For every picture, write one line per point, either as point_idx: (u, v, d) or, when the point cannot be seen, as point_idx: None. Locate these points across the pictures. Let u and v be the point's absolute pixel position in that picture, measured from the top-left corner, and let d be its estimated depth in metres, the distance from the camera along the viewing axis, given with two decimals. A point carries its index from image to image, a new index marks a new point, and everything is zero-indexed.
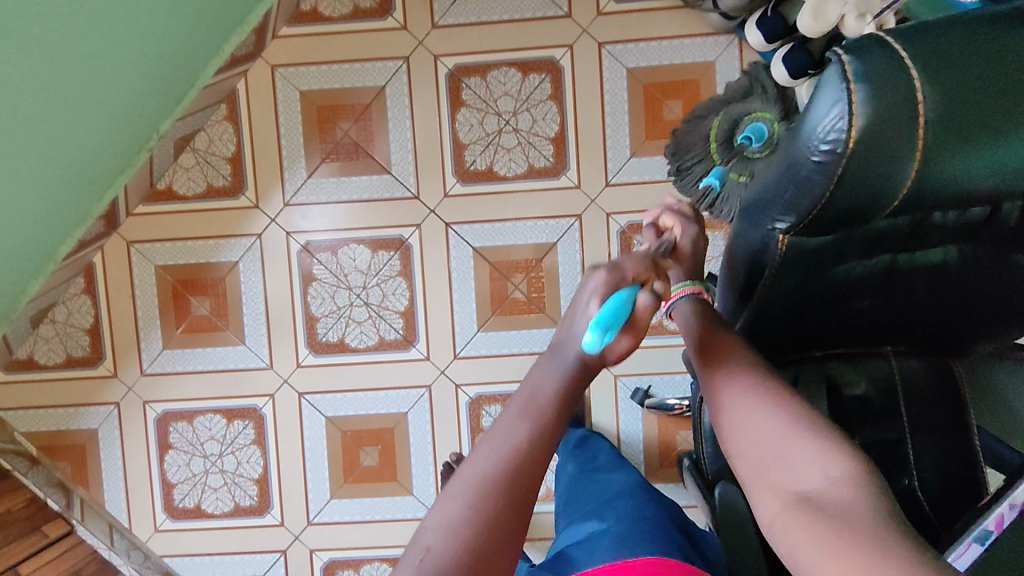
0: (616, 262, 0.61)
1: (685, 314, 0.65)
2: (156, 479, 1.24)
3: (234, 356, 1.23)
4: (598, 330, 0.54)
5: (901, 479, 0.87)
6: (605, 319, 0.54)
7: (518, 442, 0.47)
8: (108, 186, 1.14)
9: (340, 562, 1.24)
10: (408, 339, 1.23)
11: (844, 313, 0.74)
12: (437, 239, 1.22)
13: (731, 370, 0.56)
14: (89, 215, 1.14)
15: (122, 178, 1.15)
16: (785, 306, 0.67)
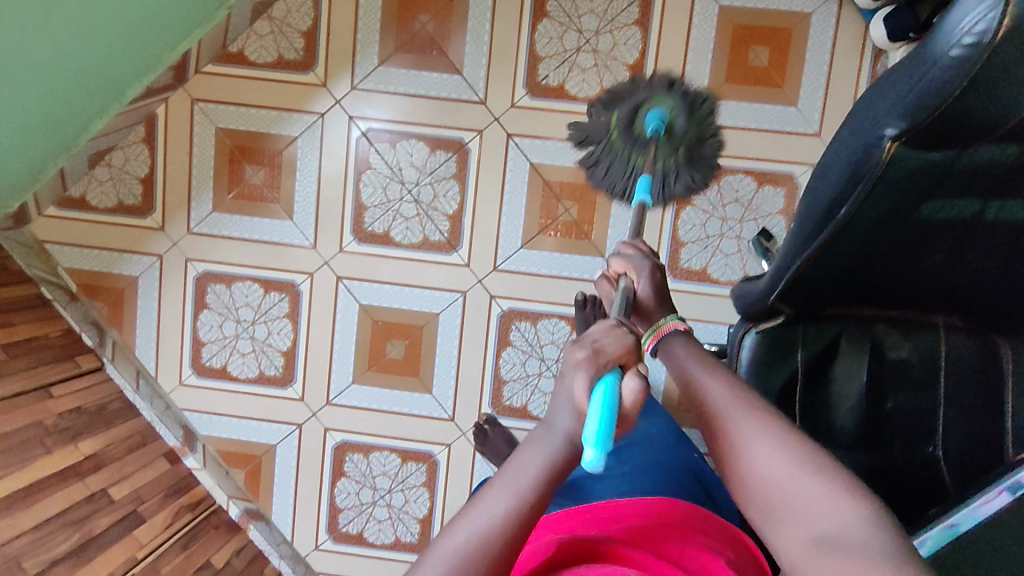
0: (596, 339, 0.52)
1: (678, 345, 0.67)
2: (187, 335, 1.28)
3: (279, 230, 1.25)
4: (598, 447, 0.47)
5: (925, 447, 0.87)
6: (602, 431, 0.47)
7: (507, 510, 0.51)
8: (182, 38, 1.14)
9: (352, 445, 1.28)
10: (451, 244, 1.23)
11: (910, 268, 0.73)
12: (497, 148, 1.21)
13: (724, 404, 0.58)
14: (159, 64, 1.14)
15: (197, 33, 1.15)
16: (860, 240, 0.67)
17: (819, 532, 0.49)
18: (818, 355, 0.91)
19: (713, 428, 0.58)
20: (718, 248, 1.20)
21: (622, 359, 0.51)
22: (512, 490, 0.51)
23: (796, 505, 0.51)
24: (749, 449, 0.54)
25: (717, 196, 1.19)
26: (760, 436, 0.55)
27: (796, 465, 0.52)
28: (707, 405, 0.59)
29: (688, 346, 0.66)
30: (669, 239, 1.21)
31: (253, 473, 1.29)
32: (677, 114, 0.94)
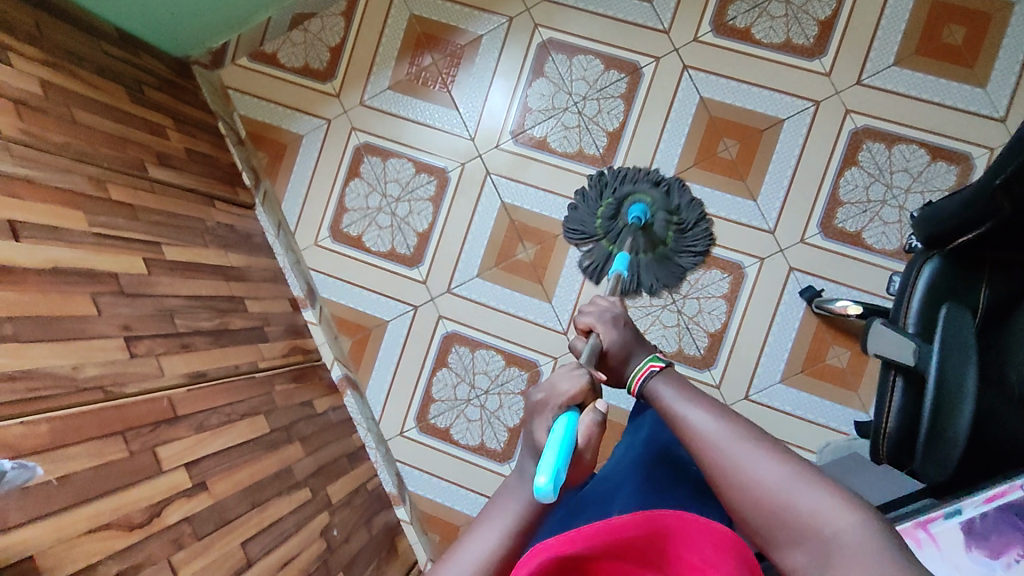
0: (553, 383, 0.64)
1: (658, 382, 0.68)
2: (334, 198, 1.34)
3: (444, 118, 1.31)
4: (551, 478, 0.55)
5: None
6: (557, 464, 0.56)
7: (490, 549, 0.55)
8: None
9: (460, 338, 1.29)
10: (604, 160, 1.24)
11: None
12: (671, 76, 1.23)
13: (707, 427, 0.57)
14: None
15: None
16: None
17: (826, 544, 0.46)
18: (1003, 299, 0.84)
19: (700, 459, 0.56)
20: (878, 214, 1.16)
21: (577, 398, 0.64)
22: (496, 531, 0.56)
23: (797, 524, 0.48)
24: (741, 468, 0.53)
25: (886, 161, 1.17)
26: (751, 453, 0.53)
27: (791, 475, 0.51)
28: (692, 435, 0.58)
29: (673, 380, 0.67)
30: (827, 197, 1.18)
31: (359, 343, 1.31)
32: (656, 209, 1.13)
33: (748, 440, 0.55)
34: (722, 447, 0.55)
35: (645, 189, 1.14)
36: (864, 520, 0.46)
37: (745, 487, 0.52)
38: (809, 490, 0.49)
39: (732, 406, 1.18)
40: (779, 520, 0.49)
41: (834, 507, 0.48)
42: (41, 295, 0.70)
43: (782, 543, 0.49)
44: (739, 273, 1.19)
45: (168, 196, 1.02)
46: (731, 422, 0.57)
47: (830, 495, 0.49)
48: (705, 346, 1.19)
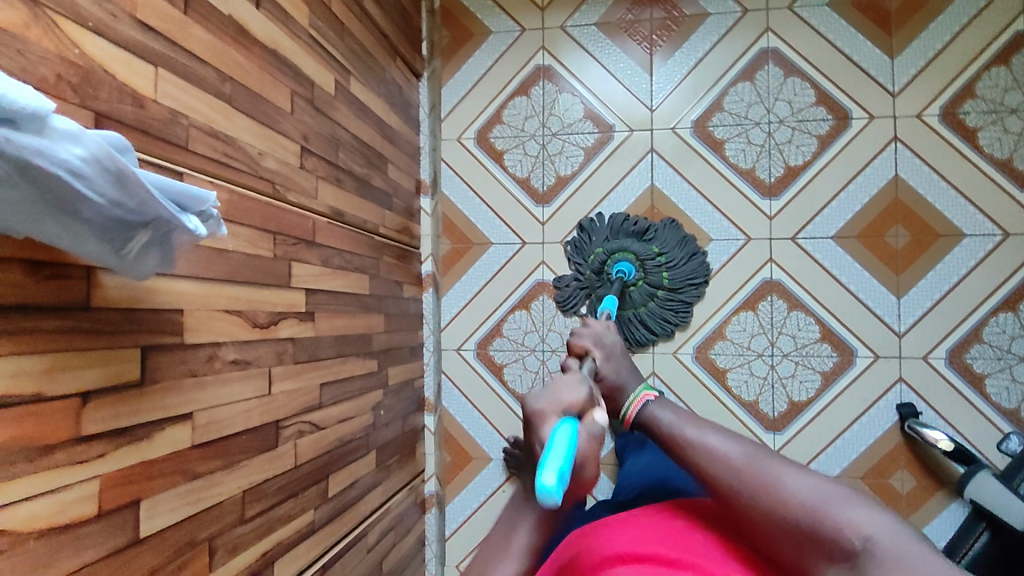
0: (554, 394, 0.69)
1: (655, 407, 0.80)
2: (495, 106, 1.30)
3: (634, 78, 1.26)
4: (557, 473, 0.57)
5: None
6: (563, 461, 0.58)
7: None
8: None
9: (551, 291, 1.26)
10: (770, 190, 1.19)
11: None
12: (876, 141, 1.17)
13: (733, 459, 0.65)
14: None
15: None
16: None
17: (857, 542, 0.54)
18: None
19: (738, 486, 0.63)
20: (1010, 366, 1.11)
21: (578, 408, 0.68)
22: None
23: (830, 536, 0.56)
24: (775, 486, 0.60)
25: None
26: (781, 473, 0.61)
27: (821, 487, 0.59)
28: (726, 468, 0.65)
29: (672, 410, 0.78)
30: (969, 327, 1.13)
31: (456, 253, 1.30)
32: (643, 265, 1.19)
33: (776, 465, 0.63)
34: (756, 471, 0.63)
35: (631, 245, 1.20)
36: (886, 518, 0.55)
37: (783, 509, 0.59)
38: (840, 500, 0.57)
39: None
40: (815, 537, 0.57)
41: (861, 511, 0.56)
42: (257, 68, 0.68)
43: (818, 547, 0.57)
44: (848, 358, 1.15)
45: (367, 30, 0.99)
46: (753, 452, 0.65)
47: (858, 503, 0.57)
48: (781, 411, 1.16)
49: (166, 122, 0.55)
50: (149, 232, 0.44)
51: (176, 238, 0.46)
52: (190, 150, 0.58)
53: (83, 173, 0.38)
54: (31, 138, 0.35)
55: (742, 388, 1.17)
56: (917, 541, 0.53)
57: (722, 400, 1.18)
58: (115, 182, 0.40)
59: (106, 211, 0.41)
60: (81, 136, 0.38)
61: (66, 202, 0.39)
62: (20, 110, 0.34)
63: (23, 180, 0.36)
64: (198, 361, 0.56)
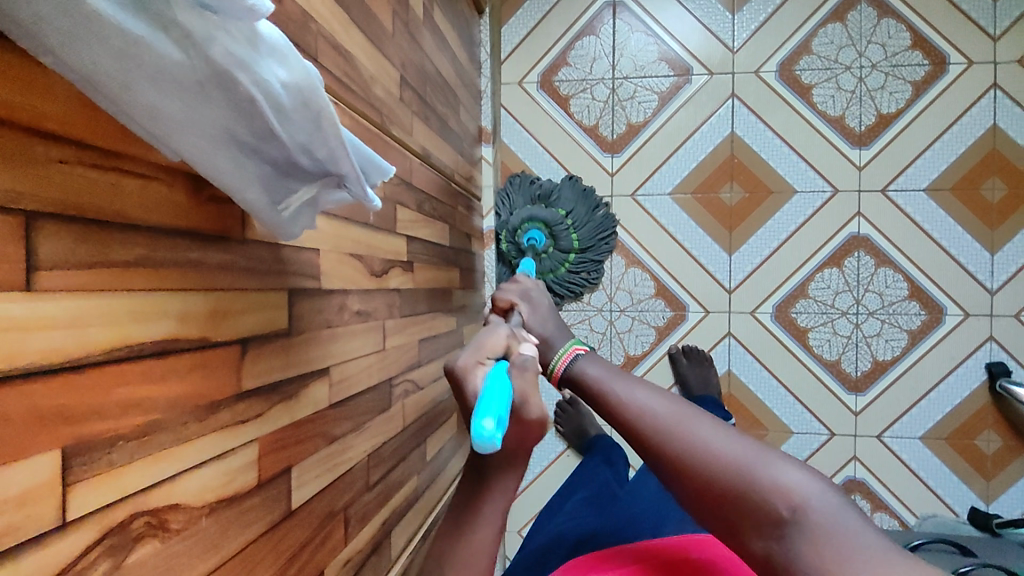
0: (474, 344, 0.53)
1: (586, 360, 0.65)
2: (561, 46, 1.21)
3: (714, 17, 1.17)
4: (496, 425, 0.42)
5: None
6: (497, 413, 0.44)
7: None
8: None
9: (620, 246, 1.19)
10: (860, 140, 1.12)
11: None
12: (975, 87, 1.10)
13: (657, 421, 0.54)
14: None
15: None
16: None
17: (779, 510, 0.45)
18: None
19: (661, 449, 0.52)
20: None
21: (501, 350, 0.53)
22: (492, 526, 0.53)
23: (758, 510, 0.46)
24: (705, 449, 0.50)
25: None
26: (707, 431, 0.51)
27: (749, 447, 0.49)
28: (652, 432, 0.53)
29: (601, 362, 0.64)
30: None
31: None
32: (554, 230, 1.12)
33: (702, 425, 0.52)
34: (683, 432, 0.52)
35: (543, 212, 1.13)
36: (809, 477, 0.46)
37: (707, 474, 0.49)
38: (769, 464, 0.47)
39: (860, 438, 1.11)
40: (741, 510, 0.47)
41: (796, 477, 0.46)
42: None
43: (740, 516, 0.47)
44: (937, 317, 1.09)
45: None
46: (681, 409, 0.54)
47: (784, 464, 0.48)
48: (864, 371, 1.11)
49: (299, 26, 0.47)
50: (313, 189, 0.38)
51: (336, 199, 0.40)
52: (317, 63, 0.50)
53: (280, 102, 0.31)
54: (240, 48, 0.28)
55: (823, 348, 1.12)
56: (843, 506, 0.45)
57: (801, 360, 1.13)
58: (311, 123, 0.33)
59: (289, 153, 0.34)
60: (289, 56, 0.30)
61: (253, 131, 0.32)
62: (236, 7, 0.26)
63: (220, 94, 0.29)
64: (332, 309, 0.49)
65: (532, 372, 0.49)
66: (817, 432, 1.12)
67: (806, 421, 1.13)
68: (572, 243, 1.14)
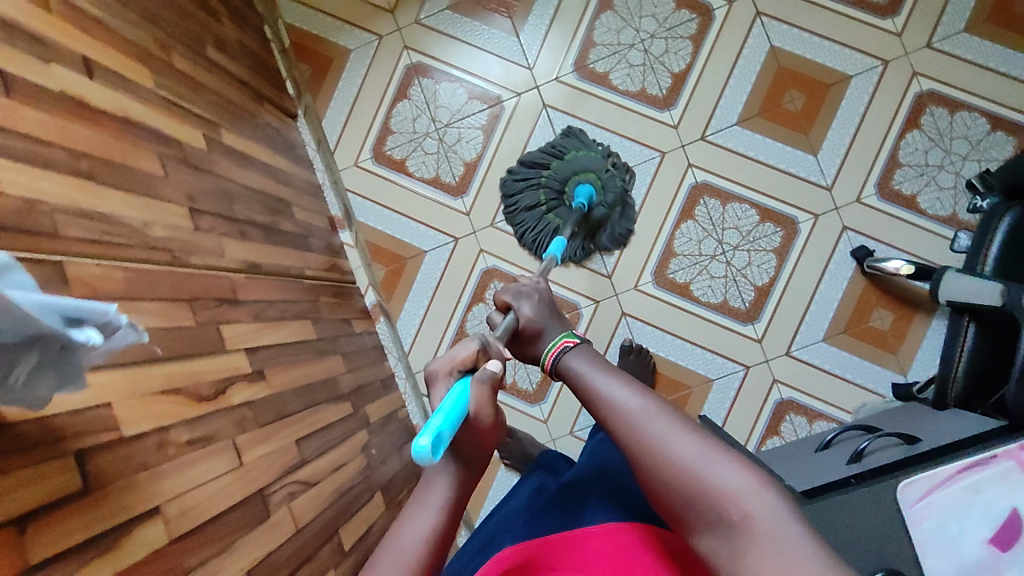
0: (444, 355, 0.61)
1: (570, 358, 0.63)
2: (379, 118, 1.27)
3: (504, 44, 1.26)
4: (434, 437, 0.50)
5: None
6: (442, 426, 0.51)
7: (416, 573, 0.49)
8: None
9: (500, 274, 1.24)
10: (666, 102, 1.21)
11: None
12: (743, 21, 1.20)
13: (626, 416, 0.53)
14: None
15: None
16: None
17: (728, 518, 0.45)
18: None
19: (625, 441, 0.52)
20: (934, 179, 1.16)
21: (470, 362, 0.61)
22: (426, 510, 0.52)
23: (708, 509, 0.46)
24: (663, 447, 0.49)
25: (946, 128, 1.17)
26: (668, 429, 0.50)
27: (704, 448, 0.48)
28: (619, 427, 0.53)
29: (586, 355, 0.62)
30: (886, 157, 1.17)
31: (394, 274, 1.26)
32: (604, 184, 1.13)
33: (665, 424, 0.51)
34: (645, 428, 0.51)
35: (593, 166, 1.14)
36: (766, 490, 0.46)
37: (664, 467, 0.49)
38: (724, 466, 0.47)
39: (772, 360, 1.17)
40: (691, 506, 0.47)
41: (747, 485, 0.45)
42: (114, 140, 0.63)
43: (693, 515, 0.47)
44: (792, 228, 1.17)
45: (223, 80, 0.94)
46: (647, 408, 0.53)
47: (741, 472, 0.47)
48: (751, 300, 1.18)
49: (21, 212, 0.49)
50: (35, 356, 0.39)
51: (77, 356, 0.41)
52: (64, 236, 0.53)
53: None
54: None
55: (708, 293, 1.18)
56: (788, 511, 0.45)
57: (694, 312, 1.19)
58: None
59: None
60: None
61: None
62: None
63: None
64: (148, 450, 0.51)
65: (489, 383, 0.57)
66: (734, 370, 1.18)
67: (720, 364, 1.18)
68: (611, 207, 1.14)
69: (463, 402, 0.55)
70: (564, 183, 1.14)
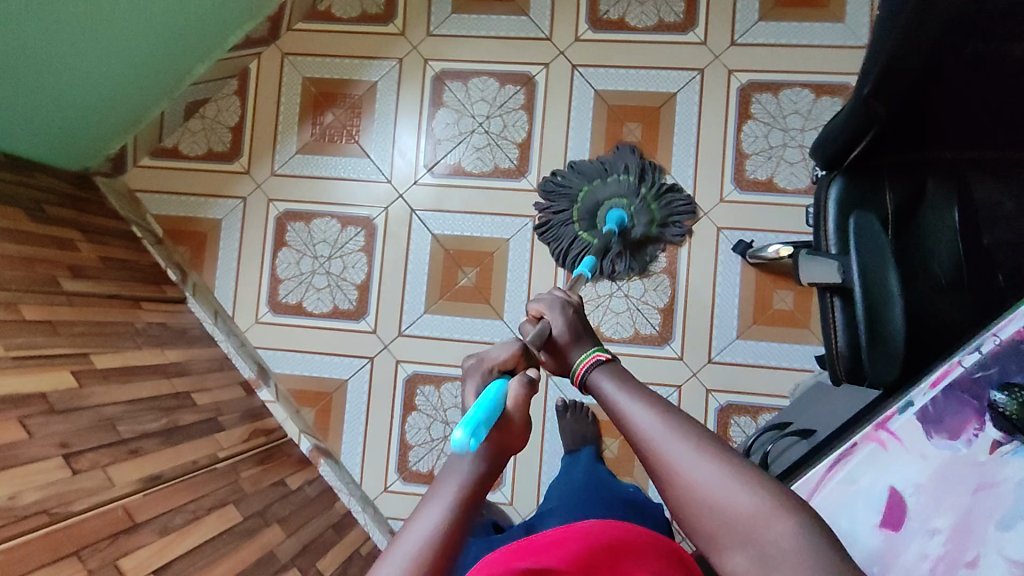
0: (489, 351, 0.62)
1: (597, 370, 0.60)
2: (266, 271, 1.32)
3: (359, 167, 1.32)
4: (468, 430, 0.50)
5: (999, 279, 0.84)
6: (476, 419, 0.51)
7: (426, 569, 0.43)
8: (238, 25, 1.28)
9: (423, 377, 1.26)
10: (520, 170, 1.27)
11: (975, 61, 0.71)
12: (563, 78, 1.28)
13: (650, 437, 0.49)
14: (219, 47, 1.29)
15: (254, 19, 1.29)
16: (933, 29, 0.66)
17: (755, 551, 0.42)
18: (904, 202, 0.87)
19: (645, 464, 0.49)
20: (782, 158, 1.22)
21: (510, 364, 0.61)
22: (440, 506, 0.47)
23: (722, 526, 0.44)
24: (685, 473, 0.46)
25: (777, 109, 1.23)
26: (691, 454, 0.47)
27: (726, 474, 0.45)
28: (641, 448, 0.50)
29: (610, 370, 0.59)
30: (733, 153, 1.23)
31: (322, 412, 1.28)
32: (633, 205, 1.17)
33: (689, 446, 0.48)
34: (666, 450, 0.48)
35: (619, 192, 1.18)
36: (795, 520, 0.42)
37: (687, 493, 0.46)
38: (750, 494, 0.44)
39: (699, 372, 1.21)
40: (709, 529, 0.44)
41: (769, 511, 0.43)
42: None
43: (718, 543, 0.44)
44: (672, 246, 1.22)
45: (87, 307, 0.98)
46: (670, 427, 0.49)
47: (764, 498, 0.44)
48: (660, 322, 1.22)
49: None
50: None
51: None
52: None
53: None
54: None
55: (618, 329, 1.23)
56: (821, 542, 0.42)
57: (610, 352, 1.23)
58: None
59: None
60: None
61: None
62: None
63: None
64: None
65: (523, 389, 0.55)
66: (667, 393, 1.21)
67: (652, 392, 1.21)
68: (642, 229, 1.18)
69: (500, 393, 0.54)
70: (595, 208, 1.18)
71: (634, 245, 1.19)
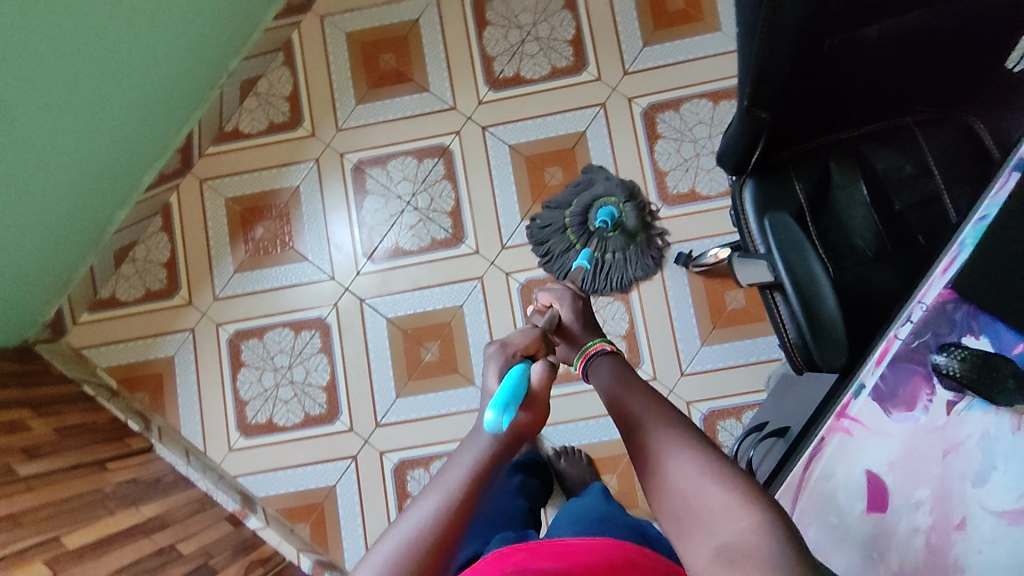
0: (508, 339, 0.67)
1: (599, 362, 0.66)
2: (229, 396, 1.30)
3: (300, 270, 1.32)
4: (499, 409, 0.56)
5: (918, 237, 0.89)
6: (504, 398, 0.57)
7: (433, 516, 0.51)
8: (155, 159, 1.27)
9: (409, 463, 1.24)
10: (457, 237, 1.29)
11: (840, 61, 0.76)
12: (476, 141, 1.32)
13: (646, 426, 0.55)
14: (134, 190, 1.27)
15: (167, 152, 1.28)
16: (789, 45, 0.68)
17: (719, 539, 0.46)
18: (814, 190, 0.91)
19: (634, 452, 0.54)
20: (699, 167, 1.27)
21: (531, 349, 0.66)
22: (454, 472, 0.54)
23: (689, 516, 0.48)
24: (668, 462, 0.51)
25: (682, 123, 1.29)
26: (680, 448, 0.52)
27: (701, 470, 0.50)
28: (634, 437, 0.55)
29: (616, 361, 0.65)
30: (652, 172, 1.28)
31: (317, 524, 1.24)
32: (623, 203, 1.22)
33: (680, 439, 0.53)
34: (656, 443, 0.53)
35: (609, 191, 1.24)
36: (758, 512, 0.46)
37: (668, 478, 0.51)
38: (722, 487, 0.48)
39: (675, 387, 1.22)
40: (678, 517, 0.49)
41: (733, 504, 0.47)
42: None
43: (682, 531, 0.48)
44: None
45: (50, 486, 0.95)
46: (663, 421, 0.54)
47: (734, 491, 0.48)
48: (626, 349, 1.24)
49: None
50: None
51: None
52: None
53: None
54: None
55: None
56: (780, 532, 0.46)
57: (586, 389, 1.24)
58: None
59: None
60: None
61: None
62: None
63: None
64: None
65: (541, 375, 0.62)
66: None
67: None
68: (637, 228, 1.23)
69: (521, 375, 0.60)
70: (586, 210, 1.23)
71: (634, 241, 1.23)
